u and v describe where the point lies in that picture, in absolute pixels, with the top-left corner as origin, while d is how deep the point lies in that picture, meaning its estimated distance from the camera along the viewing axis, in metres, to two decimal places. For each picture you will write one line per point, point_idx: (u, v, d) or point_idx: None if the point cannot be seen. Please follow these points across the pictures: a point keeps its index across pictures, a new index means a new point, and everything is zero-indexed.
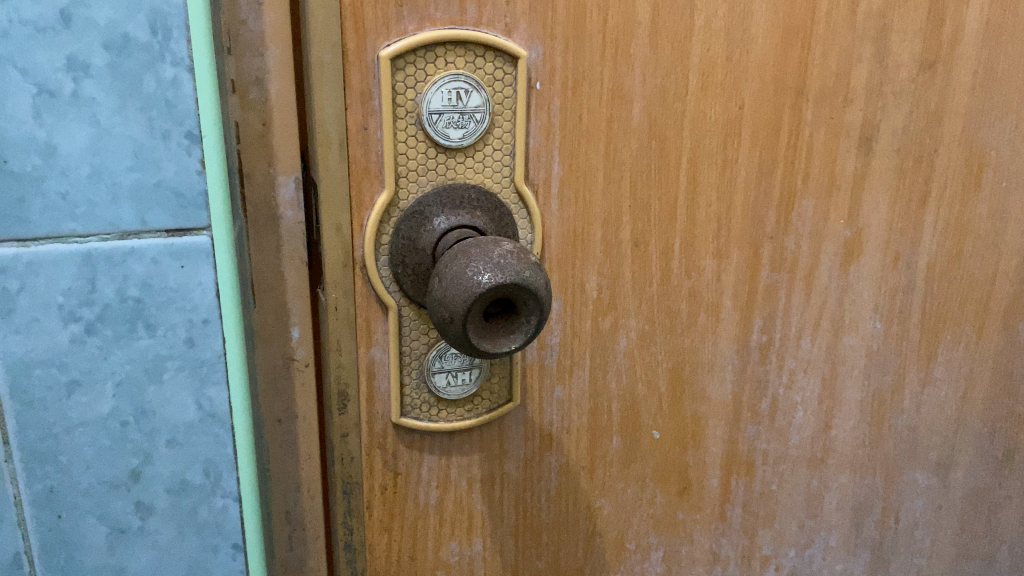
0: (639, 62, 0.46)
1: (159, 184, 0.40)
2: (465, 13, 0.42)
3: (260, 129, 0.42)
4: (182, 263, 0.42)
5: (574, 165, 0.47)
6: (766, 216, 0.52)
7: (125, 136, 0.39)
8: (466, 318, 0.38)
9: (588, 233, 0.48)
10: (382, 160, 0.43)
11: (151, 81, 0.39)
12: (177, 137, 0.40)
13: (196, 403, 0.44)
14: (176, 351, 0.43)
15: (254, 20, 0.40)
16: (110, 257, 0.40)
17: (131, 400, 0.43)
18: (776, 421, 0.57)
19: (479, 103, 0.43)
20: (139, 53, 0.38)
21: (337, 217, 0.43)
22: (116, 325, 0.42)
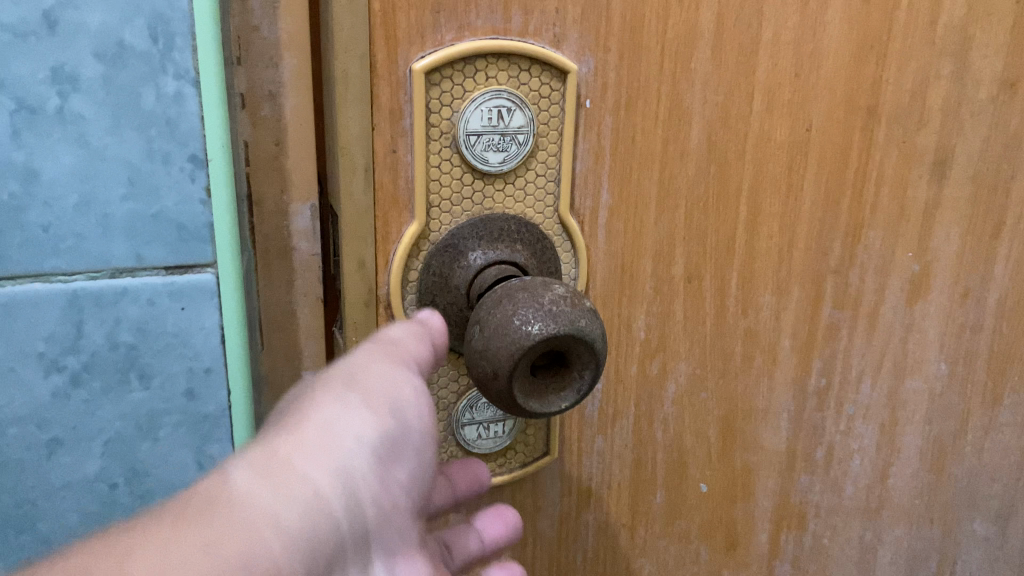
0: (700, 78, 0.41)
1: (157, 215, 0.36)
2: (509, 21, 0.37)
3: (274, 149, 0.37)
4: (182, 304, 0.38)
5: (625, 193, 0.41)
6: (830, 248, 0.47)
7: (120, 161, 0.35)
8: (512, 375, 0.33)
9: (637, 268, 0.43)
10: (412, 187, 0.38)
11: (150, 97, 0.35)
12: (179, 161, 0.36)
13: (196, 461, 0.41)
14: (173, 402, 0.39)
15: (268, 26, 0.35)
16: (99, 300, 0.37)
17: (122, 459, 0.39)
18: (831, 470, 0.52)
19: (522, 123, 0.38)
20: (137, 64, 0.34)
21: (361, 252, 0.38)
22: (106, 375, 0.38)
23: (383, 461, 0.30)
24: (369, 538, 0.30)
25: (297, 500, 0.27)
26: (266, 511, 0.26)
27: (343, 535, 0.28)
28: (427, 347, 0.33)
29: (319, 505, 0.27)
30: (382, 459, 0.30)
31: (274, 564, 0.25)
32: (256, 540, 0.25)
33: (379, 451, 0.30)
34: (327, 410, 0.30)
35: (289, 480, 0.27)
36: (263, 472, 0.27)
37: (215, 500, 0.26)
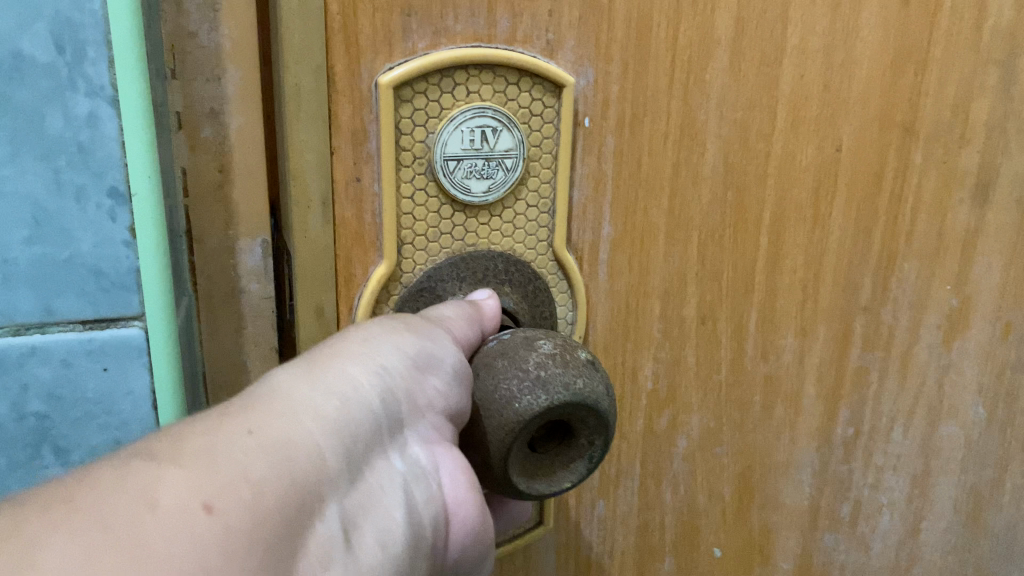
0: (716, 91, 0.35)
1: (70, 261, 0.29)
2: (494, 27, 0.31)
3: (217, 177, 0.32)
4: (104, 364, 0.31)
5: (630, 224, 0.36)
6: (861, 283, 0.41)
7: (19, 197, 0.28)
8: (506, 463, 0.28)
9: (644, 309, 0.37)
10: (380, 222, 0.32)
11: (57, 118, 0.28)
12: (95, 195, 0.29)
13: None
14: None
15: (207, 33, 0.30)
16: (2, 362, 0.30)
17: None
18: (858, 526, 0.47)
19: (510, 145, 0.32)
20: (40, 80, 0.27)
21: (318, 297, 0.32)
22: (16, 449, 0.31)
23: (423, 369, 0.26)
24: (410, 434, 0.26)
25: (336, 394, 0.23)
26: (308, 405, 0.22)
27: (385, 429, 0.25)
28: (476, 327, 0.30)
29: (359, 404, 0.24)
30: (421, 369, 0.26)
31: (317, 451, 0.21)
32: (294, 428, 0.21)
33: (420, 361, 0.26)
34: (365, 328, 0.26)
35: (328, 378, 0.24)
36: (303, 377, 0.23)
37: (254, 402, 0.22)
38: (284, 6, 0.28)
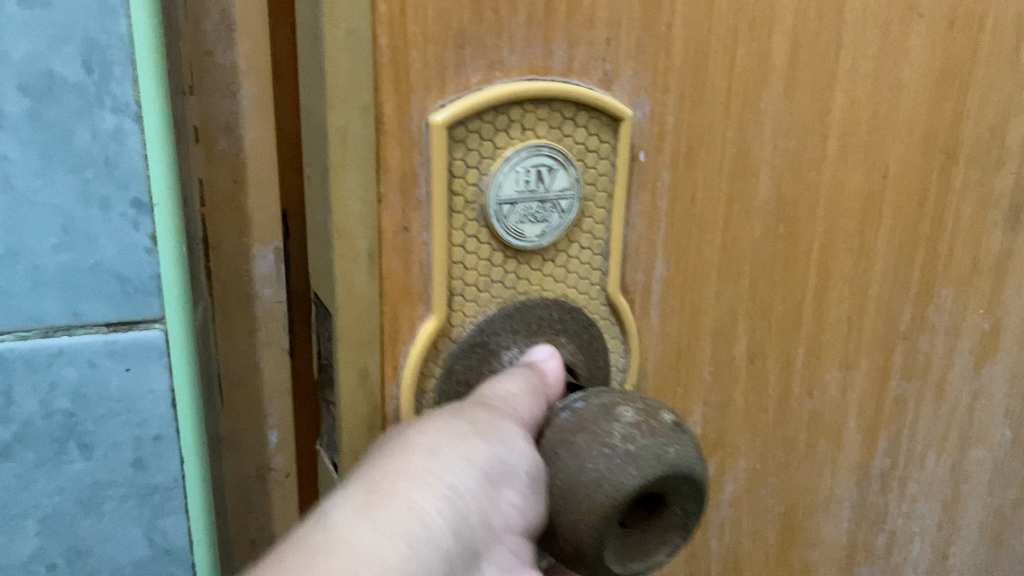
0: (771, 120, 0.33)
1: (95, 267, 0.28)
2: (551, 57, 0.28)
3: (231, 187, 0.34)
4: (128, 365, 0.29)
5: (683, 263, 0.33)
6: (902, 312, 0.40)
7: (50, 205, 0.27)
8: (600, 551, 0.25)
9: (695, 352, 0.35)
10: (429, 272, 0.28)
11: (84, 132, 0.26)
12: (120, 205, 0.27)
13: (148, 539, 0.31)
14: (120, 475, 0.30)
15: (223, 51, 0.32)
16: (30, 359, 0.28)
17: (59, 539, 0.30)
18: (891, 558, 0.46)
19: (565, 185, 0.30)
20: (70, 97, 0.26)
21: (362, 360, 0.29)
22: (41, 446, 0.29)
23: (495, 482, 0.25)
24: (480, 556, 0.25)
25: (396, 540, 0.23)
26: (367, 558, 0.22)
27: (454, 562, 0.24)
28: (542, 398, 0.27)
29: (422, 544, 0.23)
30: (493, 482, 0.25)
31: None
32: None
33: (491, 475, 0.25)
34: (430, 433, 0.24)
35: (388, 514, 0.23)
36: (365, 519, 0.23)
37: (310, 551, 0.22)
38: (329, 43, 0.25)
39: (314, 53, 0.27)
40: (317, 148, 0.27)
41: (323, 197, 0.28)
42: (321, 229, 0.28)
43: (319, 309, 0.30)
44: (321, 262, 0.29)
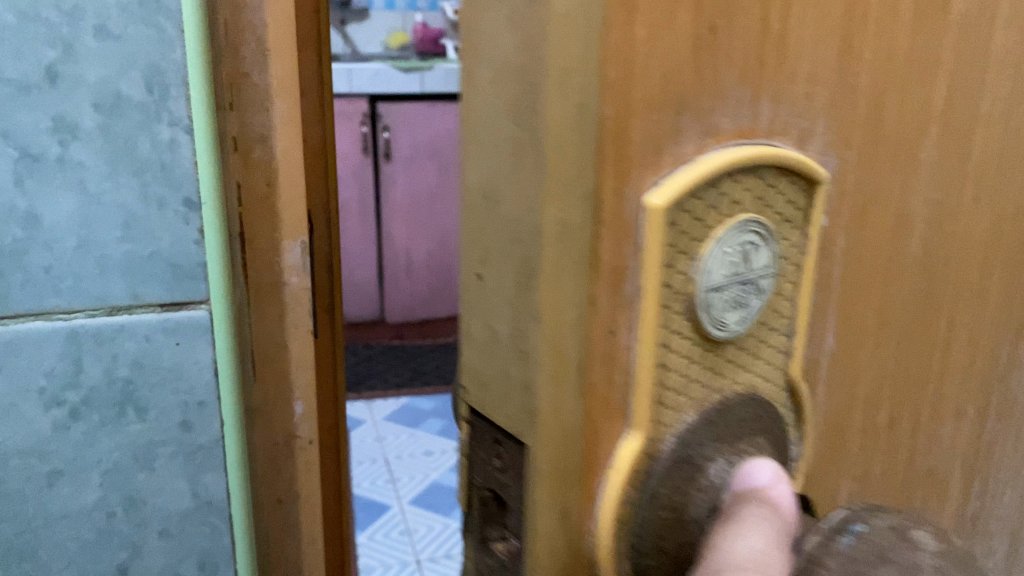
0: (925, 172, 0.32)
1: (152, 255, 0.41)
2: (759, 116, 0.26)
3: (263, 190, 0.45)
4: (177, 339, 0.43)
5: (850, 331, 0.32)
6: (1002, 355, 0.39)
7: (114, 206, 0.40)
8: None
9: (849, 420, 0.34)
10: (638, 375, 0.25)
11: (145, 143, 0.39)
12: (173, 204, 0.41)
13: (192, 489, 0.45)
14: (169, 435, 0.44)
15: (257, 75, 0.43)
16: (98, 333, 0.41)
17: (119, 488, 0.44)
18: None
19: (764, 264, 0.28)
20: (134, 113, 0.39)
21: (564, 497, 0.25)
22: (104, 409, 0.42)
23: None
24: None
25: None
26: None
27: None
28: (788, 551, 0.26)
29: None
30: None
31: None
32: None
33: None
34: None
35: None
36: None
37: None
38: (549, 108, 0.22)
39: (504, 123, 0.23)
40: (507, 244, 0.24)
41: (511, 305, 0.24)
42: (507, 345, 0.24)
43: (486, 440, 0.26)
44: (498, 379, 0.25)
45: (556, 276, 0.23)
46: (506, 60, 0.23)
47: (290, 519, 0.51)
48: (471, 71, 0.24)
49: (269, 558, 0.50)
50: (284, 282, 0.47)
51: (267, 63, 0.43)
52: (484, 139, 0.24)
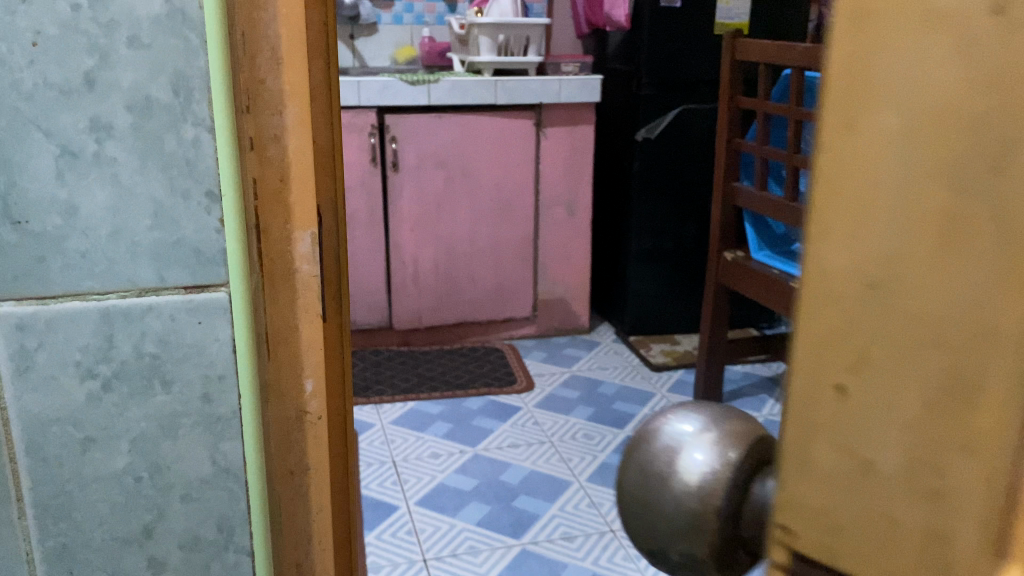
0: None
1: (178, 241, 0.57)
2: None
3: (278, 184, 0.62)
4: (199, 319, 0.59)
5: None
6: None
7: (145, 198, 0.56)
8: None
9: None
10: None
11: (172, 140, 0.55)
12: (196, 194, 0.57)
13: (210, 457, 0.62)
14: (190, 406, 0.61)
15: (271, 81, 0.60)
16: (127, 313, 0.58)
17: (144, 455, 0.61)
18: None
19: None
20: (162, 113, 0.55)
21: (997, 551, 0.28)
22: (133, 381, 0.59)
23: None
24: None
25: None
26: None
27: None
28: None
29: None
30: None
31: None
32: None
33: None
34: None
35: None
36: None
37: None
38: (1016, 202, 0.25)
39: (924, 222, 0.27)
40: (918, 337, 0.28)
41: (923, 394, 0.28)
42: (896, 471, 0.30)
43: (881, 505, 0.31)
44: (897, 458, 0.30)
45: (992, 353, 0.27)
46: (919, 124, 0.27)
47: (303, 484, 0.70)
48: (859, 184, 0.29)
49: (278, 494, 0.68)
50: (292, 270, 0.65)
51: (278, 76, 0.60)
52: (875, 252, 0.29)
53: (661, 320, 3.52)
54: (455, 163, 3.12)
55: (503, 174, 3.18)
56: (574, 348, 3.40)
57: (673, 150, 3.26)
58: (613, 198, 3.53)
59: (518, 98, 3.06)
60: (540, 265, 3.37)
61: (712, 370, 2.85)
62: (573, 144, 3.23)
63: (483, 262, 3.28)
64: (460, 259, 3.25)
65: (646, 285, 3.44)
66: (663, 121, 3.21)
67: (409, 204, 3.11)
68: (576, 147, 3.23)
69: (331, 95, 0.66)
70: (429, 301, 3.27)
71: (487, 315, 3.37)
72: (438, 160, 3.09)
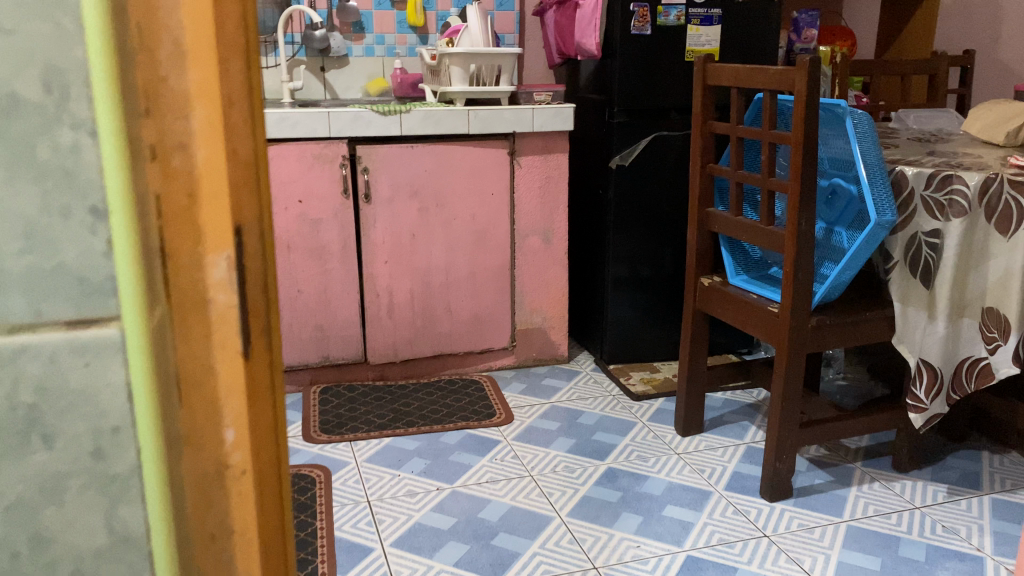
0: None
1: (59, 268, 0.40)
2: None
3: (187, 201, 0.43)
4: (86, 360, 0.41)
5: None
6: None
7: (15, 215, 0.39)
8: None
9: None
10: None
11: (46, 147, 0.38)
12: (79, 211, 0.40)
13: (107, 525, 0.44)
14: (80, 464, 0.42)
15: (175, 77, 0.42)
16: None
17: (24, 525, 0.42)
18: None
19: None
20: (33, 115, 0.38)
21: None
22: (8, 436, 0.41)
23: None
24: None
25: None
26: None
27: None
28: None
29: None
30: None
31: None
32: None
33: None
34: None
35: None
36: None
37: None
38: None
39: None
40: None
41: None
42: None
43: None
44: None
45: None
46: None
47: None
48: None
49: None
50: (209, 299, 0.45)
51: (185, 67, 0.42)
52: None
53: (640, 347, 3.47)
54: (430, 194, 3.06)
55: (477, 204, 3.13)
56: (553, 378, 3.34)
57: (648, 176, 3.24)
58: (589, 226, 3.50)
59: (492, 127, 3.04)
60: (518, 294, 3.32)
61: (693, 397, 2.80)
62: (547, 173, 3.20)
63: (459, 292, 3.22)
64: (436, 290, 3.19)
65: (624, 313, 3.39)
66: (637, 147, 3.18)
67: (383, 235, 3.05)
68: (551, 175, 3.20)
69: (256, 73, 0.46)
70: (405, 334, 3.20)
71: (464, 347, 3.30)
72: (412, 191, 3.03)
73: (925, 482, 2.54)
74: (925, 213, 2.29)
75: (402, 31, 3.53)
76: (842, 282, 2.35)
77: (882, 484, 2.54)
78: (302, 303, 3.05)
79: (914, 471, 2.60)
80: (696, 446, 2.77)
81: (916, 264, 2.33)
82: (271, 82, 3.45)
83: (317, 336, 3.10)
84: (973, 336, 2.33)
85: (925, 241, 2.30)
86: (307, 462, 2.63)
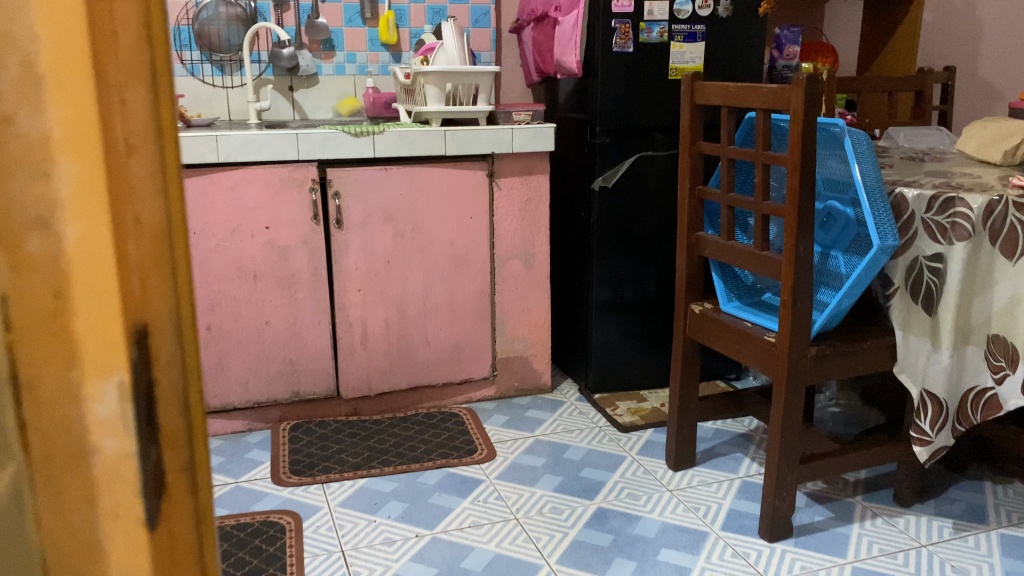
0: None
1: None
2: None
3: (53, 279, 0.40)
4: None
5: None
6: None
7: None
8: None
9: None
10: None
11: None
12: None
13: None
14: None
15: (35, 129, 0.38)
16: None
17: None
18: None
19: None
20: None
21: None
22: None
23: None
24: None
25: None
26: None
27: None
28: None
29: None
30: None
31: None
32: None
33: None
34: None
35: None
36: None
37: None
38: None
39: None
40: None
41: None
42: None
43: None
44: None
45: None
46: None
47: None
48: None
49: None
50: (86, 398, 0.42)
51: (48, 120, 0.38)
52: None
53: (626, 375, 3.33)
54: (405, 218, 2.92)
55: (455, 228, 2.99)
56: (536, 410, 3.19)
57: (632, 198, 3.11)
58: (572, 250, 3.37)
59: (469, 148, 2.91)
60: (498, 322, 3.17)
61: (684, 430, 2.67)
62: (527, 195, 3.07)
63: (437, 321, 3.07)
64: (412, 319, 3.03)
65: (609, 337, 3.25)
66: (620, 168, 3.06)
67: (355, 262, 2.89)
68: (531, 198, 3.07)
69: (160, 130, 0.41)
70: (380, 366, 3.04)
71: (442, 378, 3.14)
72: (386, 215, 2.88)
73: (929, 517, 2.42)
74: (927, 236, 2.18)
75: (374, 49, 3.40)
76: (841, 310, 2.23)
77: (885, 520, 2.41)
78: (271, 335, 2.88)
79: (917, 505, 2.49)
80: (689, 482, 2.63)
81: (918, 290, 2.22)
82: (236, 102, 3.29)
83: (286, 370, 2.93)
84: (978, 365, 2.21)
85: (927, 265, 2.19)
86: (275, 508, 2.46)
